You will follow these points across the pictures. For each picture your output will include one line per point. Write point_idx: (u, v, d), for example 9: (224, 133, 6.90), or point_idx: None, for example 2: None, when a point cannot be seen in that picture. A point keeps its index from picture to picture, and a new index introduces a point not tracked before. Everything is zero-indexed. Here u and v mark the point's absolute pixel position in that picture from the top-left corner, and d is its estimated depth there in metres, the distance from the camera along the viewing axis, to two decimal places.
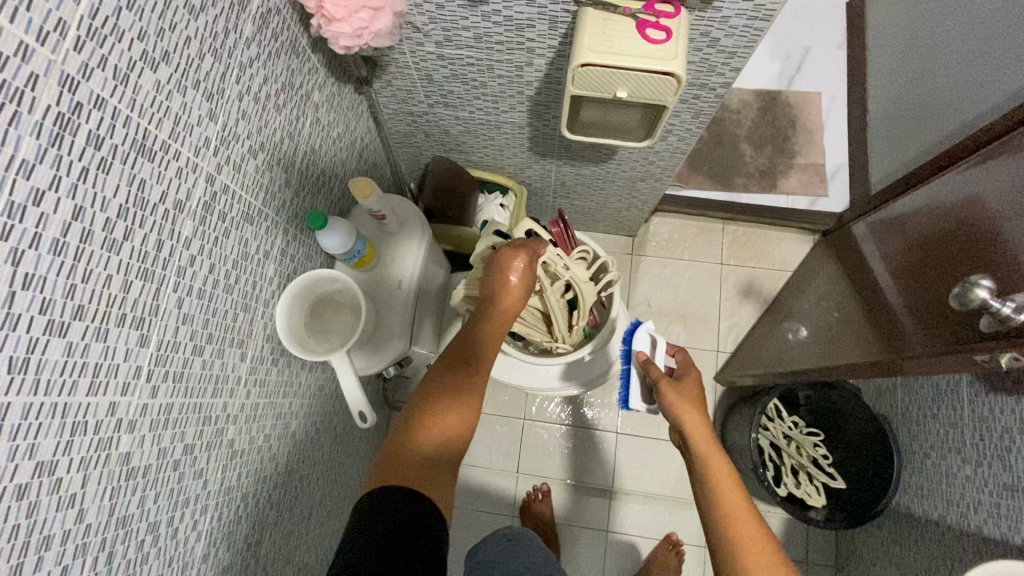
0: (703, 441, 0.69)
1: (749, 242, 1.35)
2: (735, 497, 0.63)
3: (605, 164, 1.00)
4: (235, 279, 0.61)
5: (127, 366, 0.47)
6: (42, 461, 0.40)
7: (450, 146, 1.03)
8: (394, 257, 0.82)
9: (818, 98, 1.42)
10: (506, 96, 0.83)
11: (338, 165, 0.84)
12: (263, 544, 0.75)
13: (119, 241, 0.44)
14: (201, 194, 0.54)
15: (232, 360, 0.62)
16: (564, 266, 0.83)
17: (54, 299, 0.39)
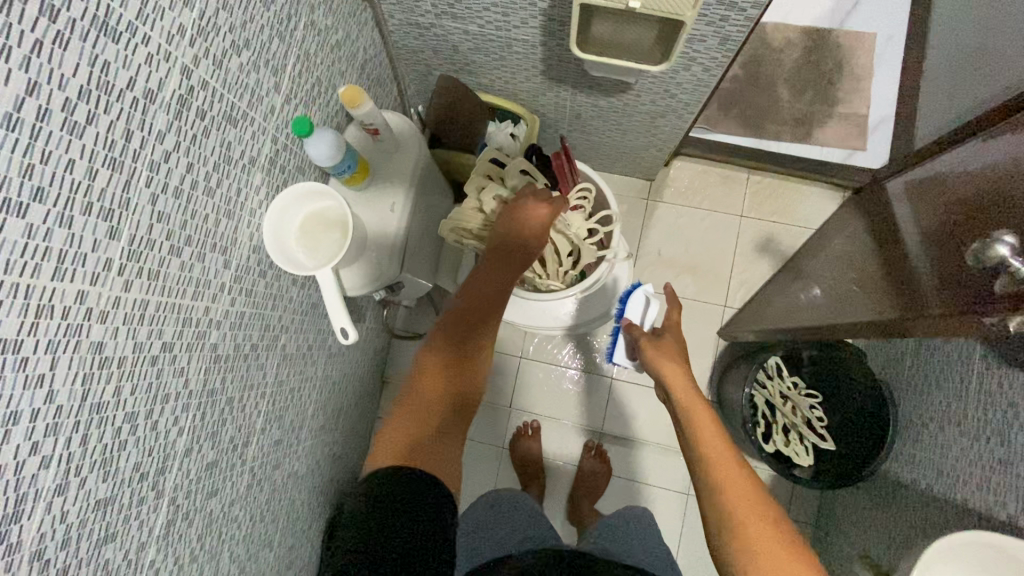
0: (690, 400, 0.71)
1: (773, 195, 1.28)
2: (716, 449, 0.64)
3: (623, 96, 0.93)
4: (217, 183, 0.60)
5: (96, 257, 0.46)
6: (6, 339, 0.40)
7: (460, 66, 0.97)
8: (388, 179, 0.80)
9: (872, 39, 1.28)
10: (518, 8, 0.76)
11: (336, 75, 0.80)
12: (251, 447, 0.78)
13: (82, 125, 0.43)
14: (177, 87, 0.51)
15: (215, 266, 0.62)
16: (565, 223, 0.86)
17: (10, 177, 0.38)
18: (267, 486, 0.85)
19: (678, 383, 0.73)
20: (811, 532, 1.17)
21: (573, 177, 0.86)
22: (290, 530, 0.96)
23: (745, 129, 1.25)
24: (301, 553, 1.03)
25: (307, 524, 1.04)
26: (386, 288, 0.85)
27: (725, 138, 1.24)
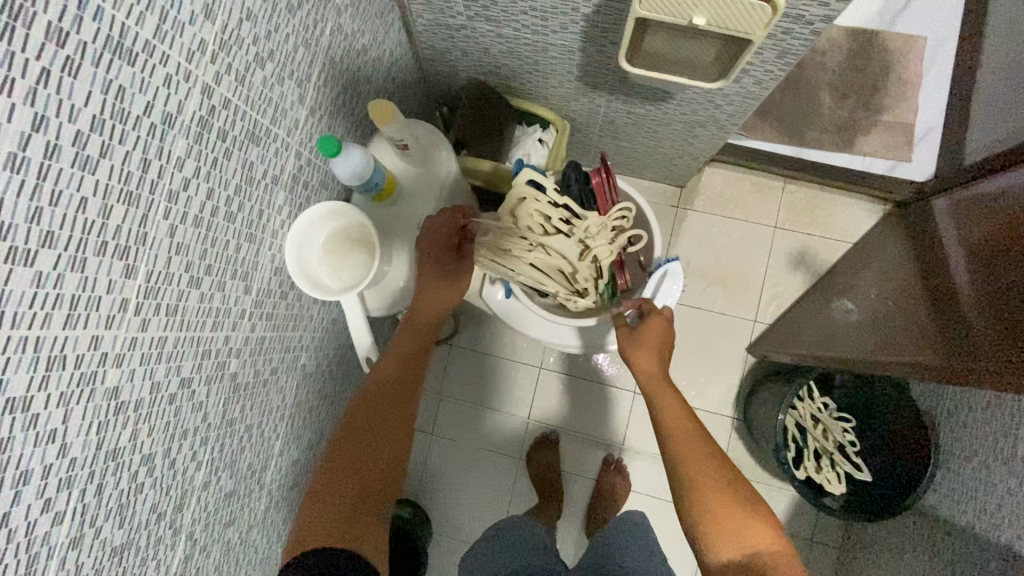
0: (674, 408, 0.72)
1: (809, 206, 1.24)
2: (702, 460, 0.67)
3: (663, 105, 0.88)
4: (239, 207, 0.56)
5: (111, 298, 0.43)
6: (14, 398, 0.37)
7: (490, 69, 0.91)
8: (416, 195, 0.76)
9: (923, 42, 1.21)
10: (559, 12, 0.71)
11: (362, 82, 0.75)
12: (270, 471, 0.76)
13: (95, 159, 0.39)
14: (197, 107, 0.47)
15: (236, 293, 0.58)
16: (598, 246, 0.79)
17: (16, 224, 0.34)
18: (285, 507, 0.83)
19: (663, 390, 0.74)
20: (835, 556, 1.15)
21: (612, 196, 0.80)
22: None
23: (783, 136, 1.19)
24: None
25: None
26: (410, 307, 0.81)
27: (762, 146, 1.18)
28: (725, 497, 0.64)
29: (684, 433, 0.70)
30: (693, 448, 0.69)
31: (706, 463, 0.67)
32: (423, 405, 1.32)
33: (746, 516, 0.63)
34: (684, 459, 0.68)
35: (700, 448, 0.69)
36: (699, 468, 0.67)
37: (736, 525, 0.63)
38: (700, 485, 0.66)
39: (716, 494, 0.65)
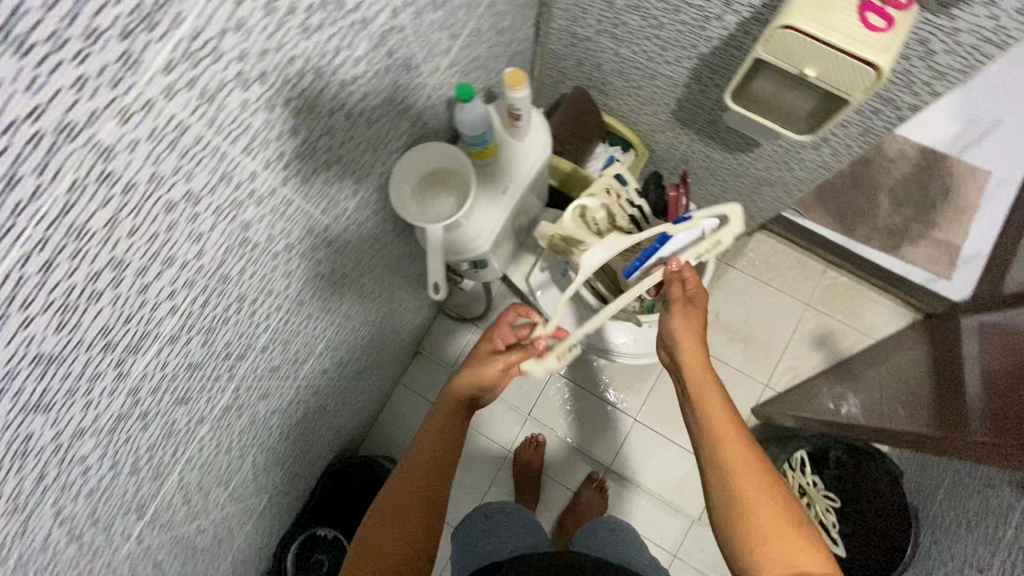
0: (716, 402, 0.68)
1: (844, 295, 1.30)
2: (755, 472, 0.61)
3: (741, 155, 0.96)
4: (376, 117, 0.64)
5: (275, 147, 0.51)
6: (192, 191, 0.45)
7: (595, 84, 1.01)
8: (510, 161, 0.83)
9: (986, 176, 1.28)
10: (678, 45, 0.81)
11: (492, 57, 0.85)
12: (305, 367, 0.82)
13: (312, 29, 0.47)
14: (384, 22, 0.56)
15: (346, 190, 0.66)
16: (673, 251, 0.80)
17: (251, 54, 0.43)
18: (300, 409, 0.89)
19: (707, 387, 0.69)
20: None
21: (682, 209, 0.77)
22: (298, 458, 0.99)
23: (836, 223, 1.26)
24: (299, 479, 1.07)
25: (313, 457, 1.07)
26: (470, 261, 0.89)
27: (816, 227, 1.25)
28: (771, 506, 0.60)
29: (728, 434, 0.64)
30: (737, 450, 0.63)
31: (755, 471, 0.62)
32: (434, 375, 1.37)
33: (795, 532, 0.58)
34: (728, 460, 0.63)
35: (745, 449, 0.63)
36: (742, 467, 0.62)
37: (781, 537, 0.58)
38: (744, 493, 0.60)
39: (764, 509, 0.59)
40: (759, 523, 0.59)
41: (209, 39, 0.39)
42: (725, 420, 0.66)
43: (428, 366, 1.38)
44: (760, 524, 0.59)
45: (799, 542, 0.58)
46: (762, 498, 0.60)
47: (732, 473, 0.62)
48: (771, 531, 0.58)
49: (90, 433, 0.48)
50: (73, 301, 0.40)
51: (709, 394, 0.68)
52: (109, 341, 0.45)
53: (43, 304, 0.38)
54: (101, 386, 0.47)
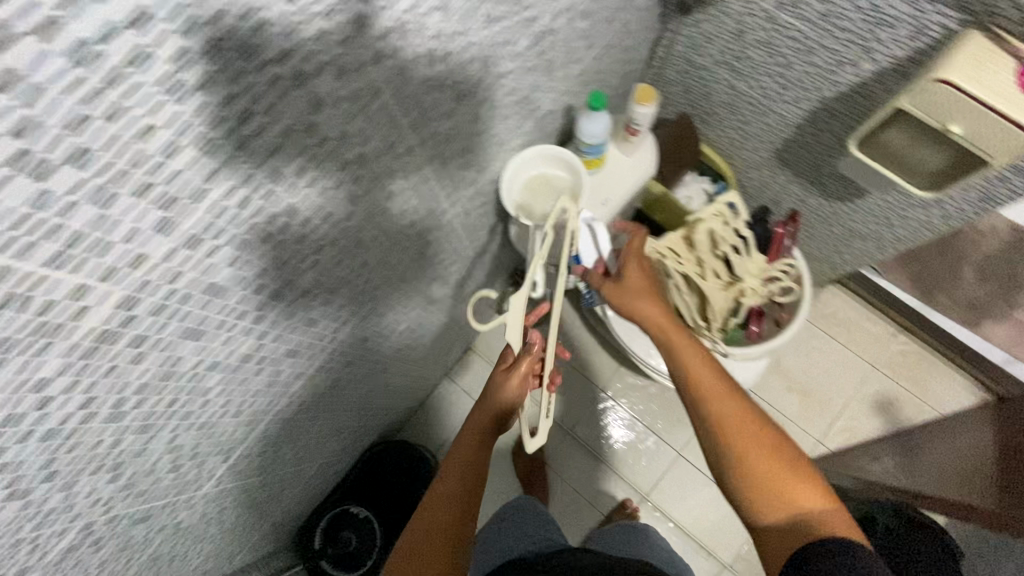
0: (692, 352, 0.65)
1: (913, 363, 1.26)
2: (739, 415, 0.59)
3: (839, 204, 0.95)
4: (510, 113, 0.66)
5: (432, 127, 0.53)
6: (362, 155, 0.47)
7: (698, 113, 1.02)
8: (616, 175, 0.83)
9: None
10: (801, 86, 0.81)
11: (611, 74, 0.87)
12: (383, 343, 0.84)
13: (492, 21, 0.50)
14: (544, 25, 0.58)
15: (466, 178, 0.68)
16: (770, 285, 0.78)
17: (443, 35, 0.45)
18: (367, 383, 0.90)
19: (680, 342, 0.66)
20: None
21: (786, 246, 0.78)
22: (349, 431, 1.00)
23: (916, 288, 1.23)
24: (345, 452, 1.08)
25: (361, 433, 1.08)
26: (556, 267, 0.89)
27: (896, 288, 1.21)
28: (760, 444, 0.56)
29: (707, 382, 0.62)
30: (716, 392, 0.61)
31: (741, 412, 0.59)
32: (480, 375, 1.38)
33: (790, 468, 0.55)
34: (710, 407, 0.60)
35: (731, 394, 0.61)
36: (725, 405, 0.60)
37: (773, 472, 0.55)
38: (732, 437, 0.58)
39: (753, 449, 0.56)
40: (753, 464, 0.56)
41: (419, 16, 0.41)
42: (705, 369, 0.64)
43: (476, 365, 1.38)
44: (754, 462, 0.56)
45: (795, 476, 0.54)
46: (747, 437, 0.57)
47: (717, 419, 0.59)
48: (765, 469, 0.55)
49: (217, 368, 0.51)
50: (250, 239, 0.42)
51: (681, 343, 0.65)
52: (260, 283, 0.47)
53: (228, 238, 0.40)
54: (239, 325, 0.49)
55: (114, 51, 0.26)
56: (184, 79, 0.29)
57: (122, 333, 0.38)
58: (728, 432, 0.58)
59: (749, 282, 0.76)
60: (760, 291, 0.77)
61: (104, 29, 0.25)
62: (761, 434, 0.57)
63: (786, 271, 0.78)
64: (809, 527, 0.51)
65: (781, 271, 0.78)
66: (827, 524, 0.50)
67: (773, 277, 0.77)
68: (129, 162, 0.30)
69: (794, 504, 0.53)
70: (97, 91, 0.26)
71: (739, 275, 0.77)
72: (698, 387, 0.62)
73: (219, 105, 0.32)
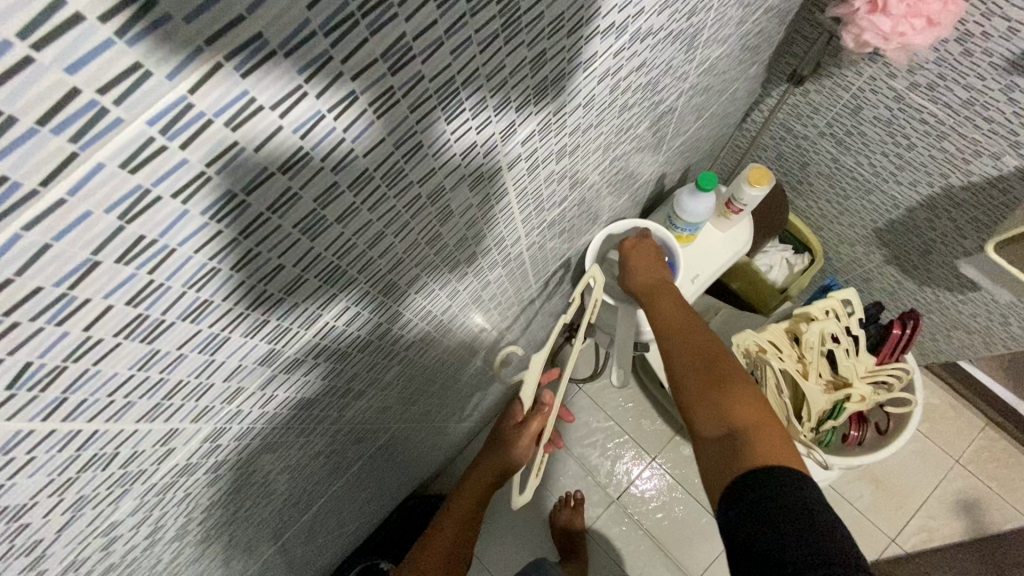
0: (666, 292, 0.60)
1: (1000, 461, 1.14)
2: (698, 341, 0.52)
3: (943, 292, 0.86)
4: (612, 188, 0.61)
5: (541, 214, 0.48)
6: (473, 253, 0.42)
7: (788, 182, 0.94)
8: (708, 250, 0.76)
9: None
10: (922, 170, 0.74)
11: (705, 139, 0.81)
12: (442, 412, 0.78)
13: (625, 110, 0.45)
14: (667, 104, 0.53)
15: (556, 254, 0.63)
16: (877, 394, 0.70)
17: (580, 129, 0.40)
18: (418, 448, 0.84)
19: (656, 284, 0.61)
20: None
21: (900, 351, 0.70)
22: (391, 490, 0.94)
23: (1006, 378, 1.12)
24: (382, 508, 1.02)
25: (401, 490, 1.01)
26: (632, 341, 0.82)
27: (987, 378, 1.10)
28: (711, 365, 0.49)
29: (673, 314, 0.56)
30: (679, 321, 0.55)
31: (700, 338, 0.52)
32: None
33: (744, 389, 0.47)
34: (669, 337, 0.54)
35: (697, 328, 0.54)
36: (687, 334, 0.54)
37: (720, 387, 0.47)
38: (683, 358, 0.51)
39: (699, 369, 0.49)
40: (695, 378, 0.49)
41: (563, 115, 0.36)
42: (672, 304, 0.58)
43: None
44: (696, 374, 0.49)
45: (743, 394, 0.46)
46: (700, 358, 0.50)
47: (672, 344, 0.53)
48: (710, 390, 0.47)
49: (286, 469, 0.45)
50: (350, 348, 0.37)
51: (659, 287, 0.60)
52: (347, 386, 0.42)
53: (328, 353, 0.35)
54: (318, 427, 0.43)
55: (260, 199, 0.21)
56: (326, 214, 0.24)
57: (202, 463, 0.33)
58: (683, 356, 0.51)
59: (858, 387, 0.67)
60: (868, 399, 0.68)
61: (257, 178, 0.20)
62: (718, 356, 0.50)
63: (895, 378, 0.70)
64: (744, 442, 0.43)
65: (890, 378, 0.70)
66: (774, 450, 0.41)
67: (881, 382, 0.70)
68: (247, 305, 0.25)
69: (735, 419, 0.44)
70: (232, 241, 0.21)
71: (846, 377, 0.69)
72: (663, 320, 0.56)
73: (353, 234, 0.27)
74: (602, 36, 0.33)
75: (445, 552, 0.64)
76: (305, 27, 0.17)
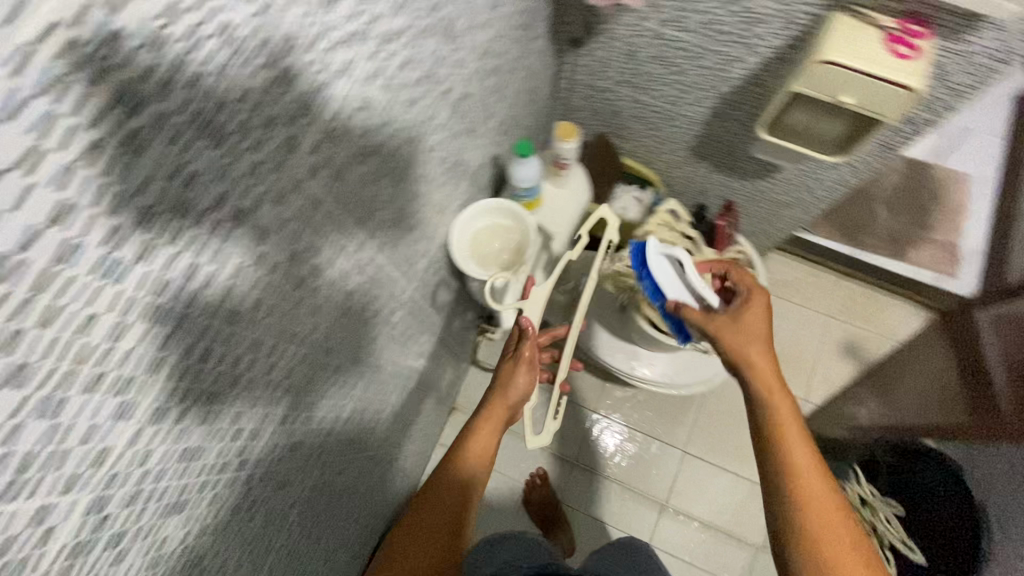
0: (785, 405, 0.62)
1: (863, 304, 1.35)
2: (820, 482, 0.58)
3: (758, 182, 1.01)
4: (445, 178, 0.66)
5: (374, 216, 0.52)
6: (316, 266, 0.45)
7: (613, 131, 1.06)
8: (556, 207, 0.86)
9: (969, 182, 1.36)
10: (699, 88, 0.86)
11: (524, 114, 0.89)
12: (373, 436, 0.79)
13: (413, 103, 0.50)
14: (459, 91, 0.59)
15: (417, 252, 0.67)
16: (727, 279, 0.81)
17: (372, 130, 0.45)
18: (365, 481, 0.85)
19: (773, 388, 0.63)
20: None
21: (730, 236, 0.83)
22: (357, 535, 0.94)
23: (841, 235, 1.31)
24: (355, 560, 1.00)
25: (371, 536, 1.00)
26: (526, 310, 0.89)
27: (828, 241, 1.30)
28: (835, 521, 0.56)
29: (796, 440, 0.60)
30: (803, 453, 0.59)
31: (818, 479, 0.58)
32: None
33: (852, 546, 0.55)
34: (787, 465, 0.59)
35: (815, 465, 0.59)
36: (808, 468, 0.58)
37: (831, 542, 0.55)
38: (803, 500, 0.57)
39: (820, 519, 0.56)
40: (815, 526, 0.56)
41: (345, 121, 0.41)
42: (790, 422, 0.61)
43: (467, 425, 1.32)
44: (816, 523, 0.56)
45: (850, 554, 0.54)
46: (823, 505, 0.56)
47: (790, 475, 0.58)
48: (828, 537, 0.55)
49: (208, 532, 0.45)
50: (220, 385, 0.38)
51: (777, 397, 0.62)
52: (237, 428, 0.43)
53: (195, 395, 0.36)
54: (224, 478, 0.44)
55: (40, 255, 0.23)
56: (120, 257, 0.27)
57: (96, 540, 0.33)
58: (806, 515, 0.56)
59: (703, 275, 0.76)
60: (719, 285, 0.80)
61: (27, 237, 0.22)
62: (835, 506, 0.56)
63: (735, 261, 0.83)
64: None
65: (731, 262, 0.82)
66: None
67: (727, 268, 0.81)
68: (72, 360, 0.26)
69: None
70: (25, 301, 0.23)
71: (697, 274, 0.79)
72: (787, 457, 0.59)
73: (162, 269, 0.29)
74: (347, 45, 0.38)
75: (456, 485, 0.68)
76: (15, 94, 0.20)
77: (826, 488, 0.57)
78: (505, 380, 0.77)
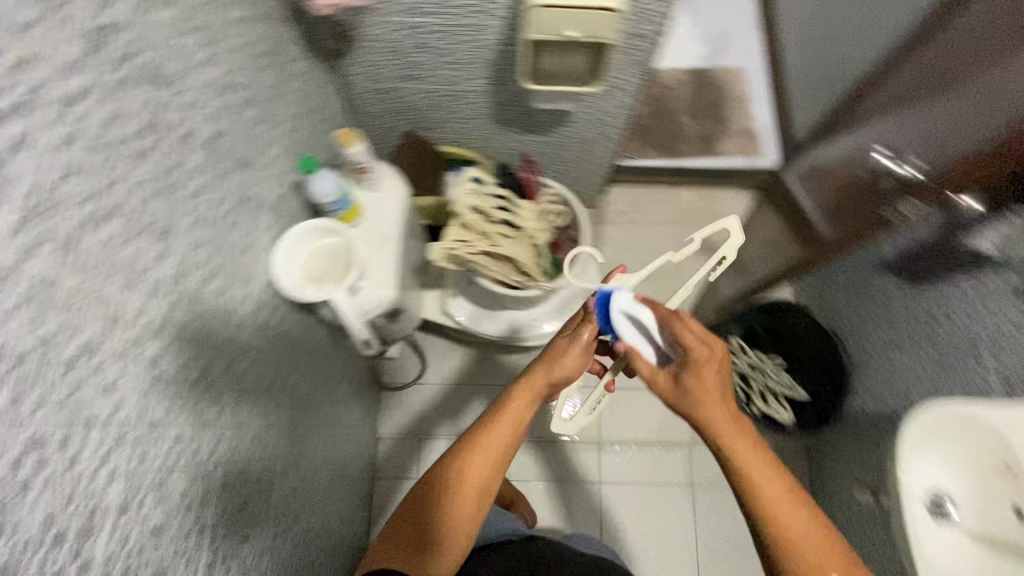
0: (751, 446, 0.59)
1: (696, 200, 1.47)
2: (795, 507, 0.57)
3: (560, 129, 1.10)
4: (236, 217, 0.66)
5: (150, 275, 0.51)
6: (89, 342, 0.43)
7: (418, 125, 1.09)
8: (376, 210, 0.89)
9: (746, 73, 1.55)
10: (468, 62, 0.92)
11: (317, 134, 0.90)
12: (275, 492, 0.77)
13: (144, 155, 0.50)
14: (207, 130, 0.59)
15: (236, 298, 0.66)
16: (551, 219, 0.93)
17: (99, 192, 0.44)
18: (289, 539, 0.82)
19: (743, 439, 0.59)
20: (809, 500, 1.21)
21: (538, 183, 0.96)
22: None
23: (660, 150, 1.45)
24: None
25: None
26: (388, 314, 0.90)
27: (649, 160, 1.43)
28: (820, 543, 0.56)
29: (763, 472, 0.59)
30: (773, 483, 0.58)
31: (790, 504, 0.57)
32: (406, 452, 1.32)
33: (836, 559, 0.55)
34: (759, 500, 0.58)
35: (788, 494, 0.58)
36: (782, 500, 0.57)
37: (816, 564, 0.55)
38: (783, 529, 0.56)
39: (806, 547, 0.56)
40: (800, 554, 0.55)
41: (51, 191, 0.40)
42: (759, 462, 0.59)
43: (394, 449, 1.31)
44: (803, 551, 0.55)
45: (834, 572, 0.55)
46: (799, 527, 0.56)
47: (767, 510, 0.57)
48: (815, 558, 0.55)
49: None
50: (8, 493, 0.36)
51: (743, 440, 0.59)
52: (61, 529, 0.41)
53: None
54: None
55: None
56: None
57: None
58: (788, 548, 0.56)
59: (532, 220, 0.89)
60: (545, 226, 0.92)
61: None
62: (813, 524, 0.57)
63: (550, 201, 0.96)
64: None
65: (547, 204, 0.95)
66: None
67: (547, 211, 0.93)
68: None
69: None
70: None
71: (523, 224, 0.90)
72: (759, 492, 0.58)
73: None
74: (16, 117, 0.37)
75: (485, 467, 0.66)
76: None
77: (783, 491, 0.58)
78: (555, 352, 0.70)
